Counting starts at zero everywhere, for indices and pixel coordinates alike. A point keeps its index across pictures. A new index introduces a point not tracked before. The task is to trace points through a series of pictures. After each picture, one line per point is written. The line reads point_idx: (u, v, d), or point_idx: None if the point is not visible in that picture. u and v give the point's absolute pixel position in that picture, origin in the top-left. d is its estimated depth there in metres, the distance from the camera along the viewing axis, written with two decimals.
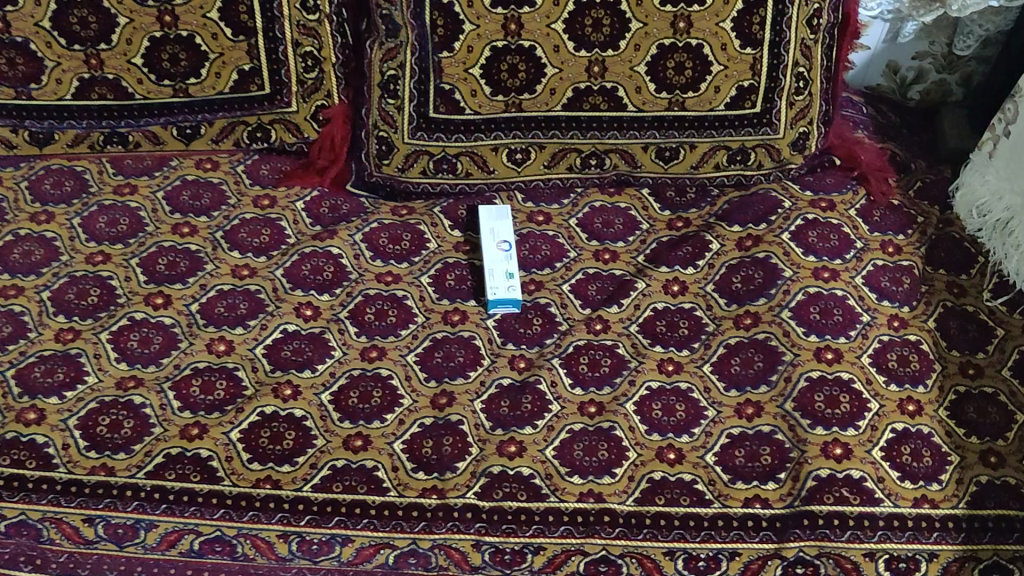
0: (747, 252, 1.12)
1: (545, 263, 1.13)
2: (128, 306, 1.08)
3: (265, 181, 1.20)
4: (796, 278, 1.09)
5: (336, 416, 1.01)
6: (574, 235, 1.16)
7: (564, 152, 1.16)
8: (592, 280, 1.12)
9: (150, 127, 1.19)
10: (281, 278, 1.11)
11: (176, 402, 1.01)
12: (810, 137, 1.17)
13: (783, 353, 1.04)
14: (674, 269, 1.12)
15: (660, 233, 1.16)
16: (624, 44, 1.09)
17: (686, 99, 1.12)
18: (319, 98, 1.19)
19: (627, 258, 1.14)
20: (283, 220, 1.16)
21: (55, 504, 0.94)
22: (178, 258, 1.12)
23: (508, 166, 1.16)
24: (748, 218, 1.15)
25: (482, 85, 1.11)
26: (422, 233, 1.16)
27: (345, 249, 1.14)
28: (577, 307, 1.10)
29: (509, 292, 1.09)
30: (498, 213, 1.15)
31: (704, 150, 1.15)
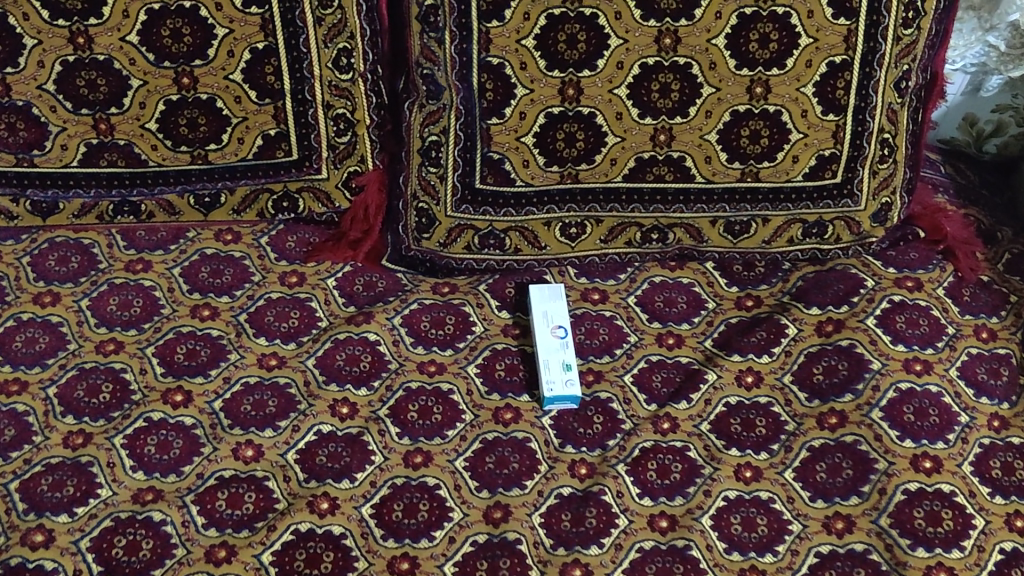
0: (828, 339, 1.01)
1: (604, 350, 1.03)
2: (144, 404, 0.97)
3: (292, 256, 1.09)
4: (885, 371, 0.98)
5: (379, 533, 0.89)
6: (634, 316, 1.06)
7: (623, 227, 1.05)
8: (656, 369, 1.01)
9: (164, 195, 1.08)
10: (312, 369, 1.00)
11: (200, 518, 0.90)
12: (893, 207, 1.06)
13: (875, 461, 0.93)
14: (748, 358, 1.01)
15: (729, 314, 1.06)
16: (694, 110, 0.98)
17: (762, 169, 1.01)
18: (351, 164, 1.08)
19: (693, 344, 1.04)
20: (314, 299, 1.06)
21: None
22: (199, 347, 1.01)
23: (562, 242, 1.05)
24: (827, 300, 1.04)
25: (535, 155, 1.01)
26: (467, 315, 1.05)
27: (383, 334, 1.03)
28: (641, 403, 0.99)
29: (568, 388, 0.98)
30: (551, 293, 1.05)
31: (779, 224, 1.05)
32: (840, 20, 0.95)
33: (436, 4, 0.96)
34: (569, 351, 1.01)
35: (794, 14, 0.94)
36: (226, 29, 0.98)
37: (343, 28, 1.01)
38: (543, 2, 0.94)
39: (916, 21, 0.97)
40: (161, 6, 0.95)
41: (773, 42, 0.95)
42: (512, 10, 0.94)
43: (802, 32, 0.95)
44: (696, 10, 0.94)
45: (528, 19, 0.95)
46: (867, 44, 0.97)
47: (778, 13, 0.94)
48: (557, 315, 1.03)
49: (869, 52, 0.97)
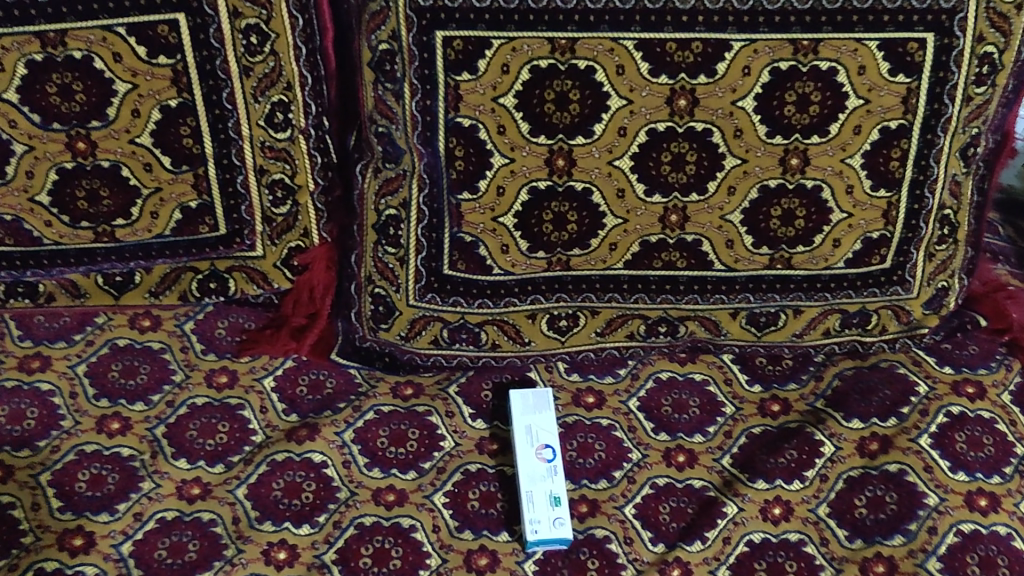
0: (872, 461, 0.84)
1: (600, 473, 0.84)
2: (35, 552, 0.78)
3: (222, 347, 0.91)
4: (943, 508, 0.81)
5: None
6: (637, 426, 0.87)
7: (624, 319, 0.86)
8: (664, 498, 0.83)
9: (65, 276, 0.89)
10: (244, 501, 0.82)
11: None
12: (950, 291, 0.88)
13: None
14: (775, 485, 0.83)
15: (751, 423, 0.87)
16: (713, 186, 0.79)
17: (795, 254, 0.83)
18: (292, 237, 0.89)
19: (708, 462, 0.85)
20: (246, 407, 0.87)
21: None
22: (105, 472, 0.83)
23: (549, 336, 0.86)
24: (871, 410, 0.87)
25: (516, 238, 0.81)
26: (434, 427, 0.87)
27: (331, 454, 0.84)
28: (646, 546, 0.81)
29: (556, 528, 0.79)
30: (535, 401, 0.86)
31: (813, 315, 0.87)
32: (898, 77, 0.76)
33: (392, 49, 0.75)
34: (557, 479, 0.82)
35: (841, 70, 0.74)
36: (128, 84, 0.78)
37: (277, 78, 0.81)
38: (526, 51, 0.73)
39: (992, 77, 0.77)
40: (45, 57, 0.75)
41: (814, 105, 0.76)
42: (488, 60, 0.74)
43: (850, 91, 0.76)
44: (718, 64, 0.74)
45: (508, 72, 0.74)
46: (930, 105, 0.77)
47: (821, 68, 0.74)
48: (543, 430, 0.84)
49: (933, 115, 0.78)
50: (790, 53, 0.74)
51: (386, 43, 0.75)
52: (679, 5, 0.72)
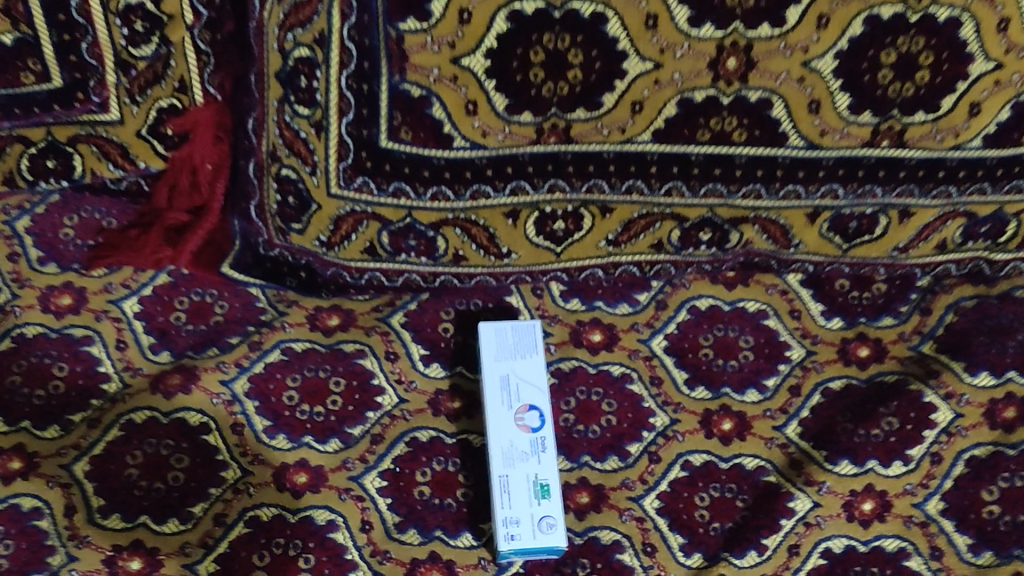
0: (1008, 435, 0.58)
1: (608, 447, 0.58)
2: None
3: (67, 256, 0.63)
4: None
5: None
6: (664, 377, 0.60)
7: (649, 220, 0.58)
8: (701, 485, 0.57)
9: None
10: (84, 483, 0.55)
11: None
12: None
13: None
14: (866, 470, 0.57)
15: (827, 375, 0.60)
16: (795, 15, 0.48)
17: (911, 126, 0.53)
18: (162, 93, 0.58)
19: (766, 431, 0.58)
20: (96, 343, 0.60)
21: None
22: None
23: (539, 246, 0.59)
24: (1004, 360, 0.60)
25: (489, 91, 0.51)
26: (368, 375, 0.59)
27: (217, 413, 0.57)
28: (675, 560, 0.55)
29: (540, 537, 0.53)
30: (518, 338, 0.58)
31: (930, 220, 0.58)
32: None
33: None
34: (545, 457, 0.55)
35: None
36: None
37: None
38: None
39: None
40: None
41: None
42: None
43: None
44: None
45: None
46: None
47: None
48: (527, 379, 0.57)
49: None
50: None
51: None
52: None
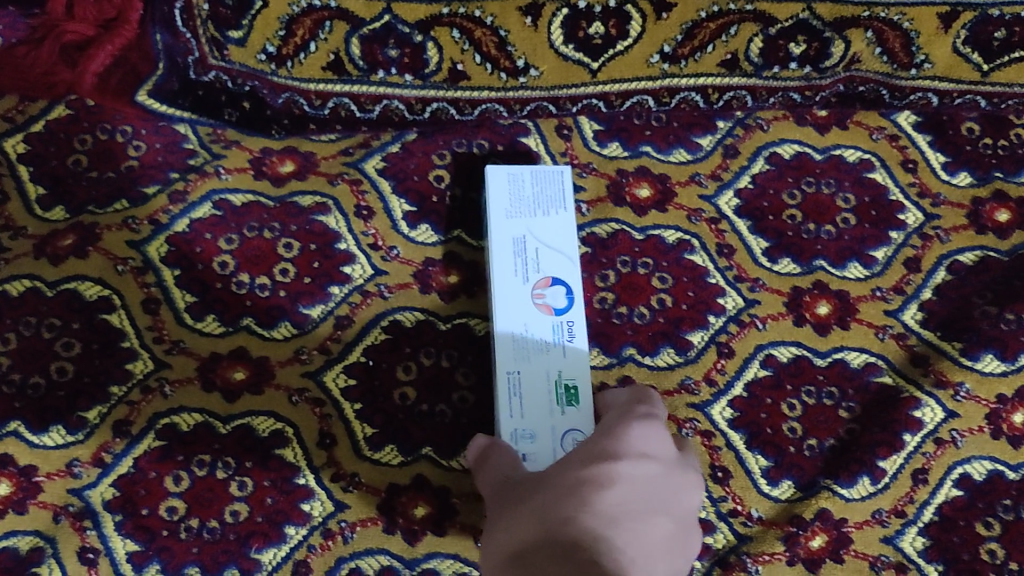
0: None
1: (661, 337, 0.42)
2: None
3: None
4: None
5: None
6: (736, 246, 0.44)
7: (723, 21, 0.42)
8: (792, 389, 0.41)
9: None
10: None
11: None
12: None
13: None
14: (1017, 368, 0.42)
15: (956, 244, 0.45)
16: None
17: None
18: None
19: (877, 319, 0.43)
20: None
21: None
22: None
23: (569, 59, 0.43)
24: None
25: None
26: (333, 238, 0.44)
27: (123, 286, 0.42)
28: (756, 491, 0.39)
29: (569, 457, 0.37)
30: (541, 187, 0.42)
31: None
32: None
33: None
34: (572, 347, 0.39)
35: None
36: None
37: None
38: None
39: None
40: None
41: None
42: None
43: None
44: None
45: None
46: None
47: None
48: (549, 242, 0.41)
49: None
50: None
51: None
52: None
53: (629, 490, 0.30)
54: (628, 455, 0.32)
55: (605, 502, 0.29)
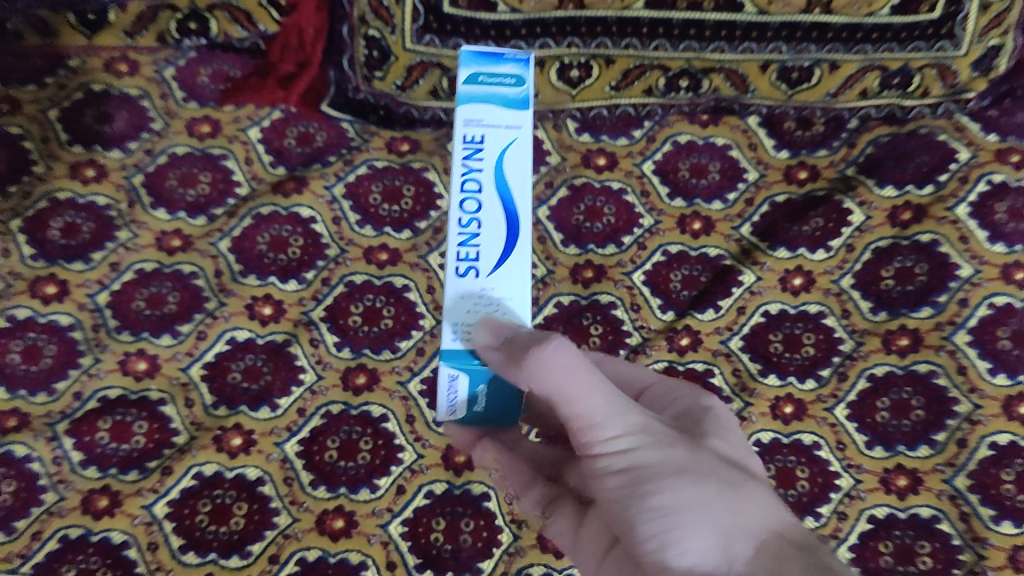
0: (904, 233, 0.77)
1: (608, 238, 0.78)
2: (6, 299, 0.75)
3: (205, 95, 0.83)
4: (977, 281, 0.75)
5: (307, 479, 0.71)
6: (651, 191, 0.80)
7: (641, 70, 0.78)
8: (676, 265, 0.78)
9: (32, 10, 0.81)
10: (226, 254, 0.77)
11: (77, 454, 0.70)
12: (1002, 52, 0.77)
13: (956, 401, 0.72)
14: (798, 255, 0.77)
15: (774, 189, 0.80)
16: None
17: None
18: None
19: (726, 230, 0.79)
20: (231, 158, 0.80)
21: None
22: (78, 220, 0.78)
23: (559, 87, 0.78)
24: (906, 176, 0.79)
25: None
26: (432, 185, 0.80)
27: (320, 210, 0.79)
28: (654, 314, 0.76)
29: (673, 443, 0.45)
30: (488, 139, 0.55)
31: (852, 71, 0.77)
32: None
33: None
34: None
35: None
36: None
37: None
38: None
39: None
40: None
41: None
42: None
43: None
44: None
45: None
46: None
47: None
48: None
49: None
50: None
51: None
52: None
53: (735, 446, 0.49)
54: (736, 431, 0.50)
55: (734, 438, 0.49)
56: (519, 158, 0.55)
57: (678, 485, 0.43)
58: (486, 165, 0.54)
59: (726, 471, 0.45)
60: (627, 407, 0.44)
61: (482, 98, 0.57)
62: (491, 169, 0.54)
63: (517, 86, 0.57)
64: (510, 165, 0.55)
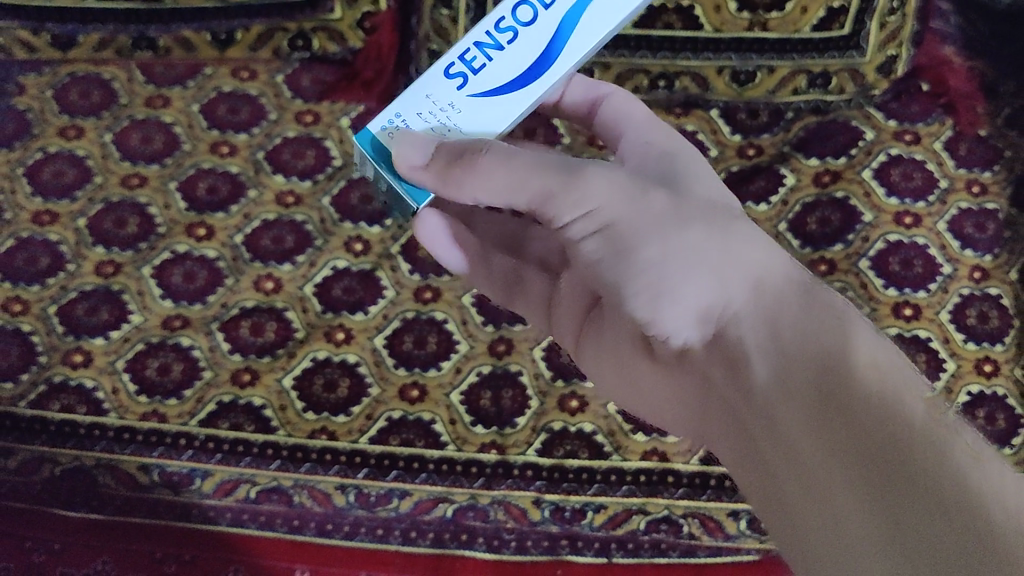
0: (825, 190, 1.06)
1: None
2: (169, 237, 1.03)
3: (307, 95, 1.11)
4: (876, 223, 1.04)
5: (391, 362, 0.98)
6: None
7: (631, 73, 1.07)
8: None
9: (181, 32, 1.09)
10: (328, 208, 1.06)
11: (226, 345, 0.97)
12: (899, 61, 1.08)
13: (859, 307, 0.99)
14: (746, 207, 1.05)
15: (731, 162, 1.07)
16: None
17: (770, 19, 1.02)
18: (364, 4, 1.07)
19: None
20: (329, 140, 1.09)
21: (139, 455, 0.93)
22: (219, 183, 1.06)
23: None
24: (827, 150, 1.08)
25: None
26: None
27: None
28: None
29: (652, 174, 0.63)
30: None
31: (784, 73, 1.07)
32: None
33: None
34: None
35: None
36: None
37: None
38: None
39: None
40: None
41: None
42: None
43: None
44: None
45: None
46: None
47: None
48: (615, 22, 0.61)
49: None
50: None
51: None
52: None
53: (709, 183, 0.64)
54: (713, 181, 0.65)
55: (707, 178, 0.65)
56: (601, 19, 0.59)
57: (663, 235, 0.56)
58: (566, 2, 0.59)
59: (702, 215, 0.58)
60: (598, 179, 0.56)
61: None
62: (569, 8, 0.59)
63: None
64: (583, 21, 0.59)
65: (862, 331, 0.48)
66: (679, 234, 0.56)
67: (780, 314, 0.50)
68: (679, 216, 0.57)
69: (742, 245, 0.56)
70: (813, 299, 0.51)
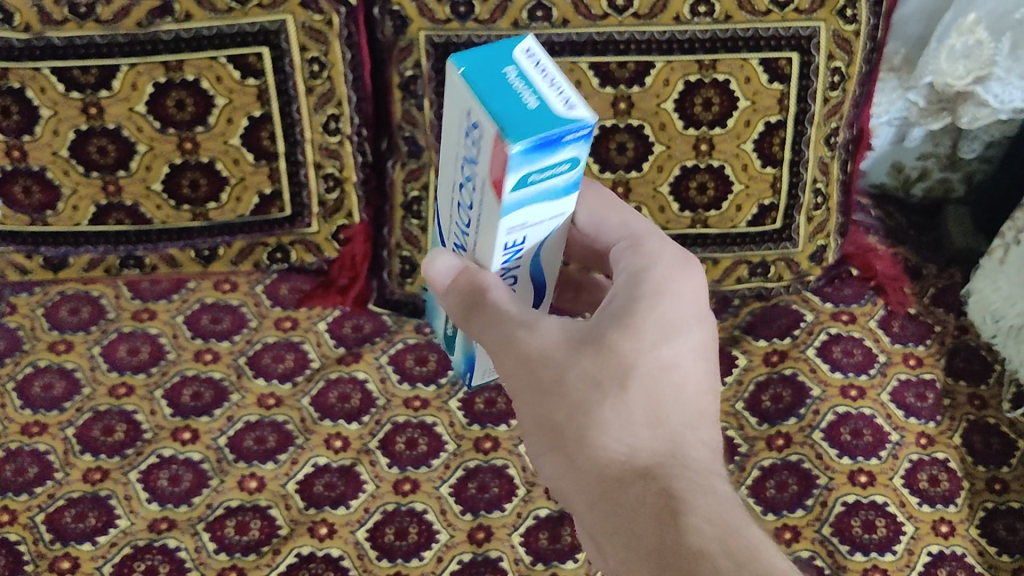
0: (774, 368, 1.14)
1: None
2: (155, 442, 1.07)
3: (287, 302, 1.21)
4: (825, 397, 1.11)
5: (374, 554, 1.00)
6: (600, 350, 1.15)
7: None
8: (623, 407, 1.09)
9: (167, 249, 1.19)
10: (308, 407, 1.11)
11: (211, 544, 0.99)
12: (828, 249, 1.21)
13: (818, 476, 1.05)
14: None
15: None
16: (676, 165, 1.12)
17: (709, 217, 1.16)
18: (340, 218, 1.19)
19: None
20: (307, 342, 1.17)
21: None
22: (203, 389, 1.11)
23: None
24: (773, 332, 1.18)
25: None
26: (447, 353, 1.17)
27: (371, 373, 1.14)
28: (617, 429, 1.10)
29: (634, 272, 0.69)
30: (540, 215, 0.62)
31: (727, 264, 1.19)
32: (767, 169, 1.13)
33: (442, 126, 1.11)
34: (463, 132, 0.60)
35: (732, 80, 1.08)
36: (226, 99, 1.08)
37: (332, 96, 1.10)
38: None
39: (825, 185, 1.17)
40: (167, 79, 1.06)
41: (715, 105, 1.09)
42: None
43: (740, 95, 1.09)
44: (646, 132, 1.10)
45: None
46: (798, 104, 1.10)
47: (714, 166, 1.12)
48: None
49: (800, 111, 1.10)
50: (693, 156, 1.12)
51: (415, 108, 1.11)
52: (618, 37, 1.05)
53: (678, 294, 0.67)
54: (685, 296, 0.67)
55: (684, 293, 0.67)
56: (558, 229, 0.66)
57: (559, 396, 0.64)
58: (531, 247, 0.65)
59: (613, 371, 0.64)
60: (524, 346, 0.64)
61: (535, 197, 0.59)
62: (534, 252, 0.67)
63: (572, 168, 0.59)
64: (551, 241, 0.67)
65: (697, 517, 0.60)
66: (574, 393, 0.63)
67: (626, 504, 0.62)
68: (571, 394, 0.63)
69: (635, 409, 0.64)
70: (678, 500, 0.61)
